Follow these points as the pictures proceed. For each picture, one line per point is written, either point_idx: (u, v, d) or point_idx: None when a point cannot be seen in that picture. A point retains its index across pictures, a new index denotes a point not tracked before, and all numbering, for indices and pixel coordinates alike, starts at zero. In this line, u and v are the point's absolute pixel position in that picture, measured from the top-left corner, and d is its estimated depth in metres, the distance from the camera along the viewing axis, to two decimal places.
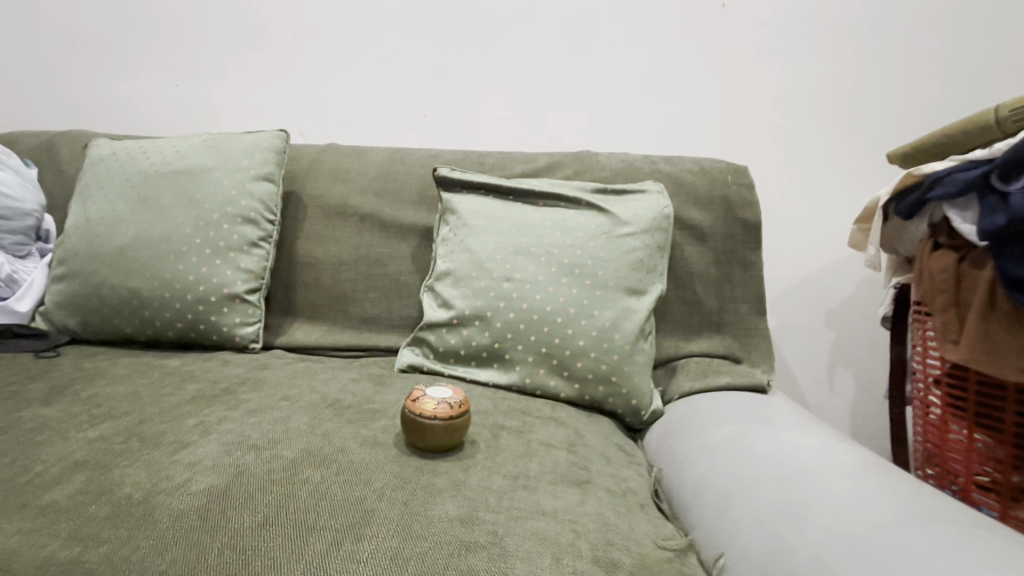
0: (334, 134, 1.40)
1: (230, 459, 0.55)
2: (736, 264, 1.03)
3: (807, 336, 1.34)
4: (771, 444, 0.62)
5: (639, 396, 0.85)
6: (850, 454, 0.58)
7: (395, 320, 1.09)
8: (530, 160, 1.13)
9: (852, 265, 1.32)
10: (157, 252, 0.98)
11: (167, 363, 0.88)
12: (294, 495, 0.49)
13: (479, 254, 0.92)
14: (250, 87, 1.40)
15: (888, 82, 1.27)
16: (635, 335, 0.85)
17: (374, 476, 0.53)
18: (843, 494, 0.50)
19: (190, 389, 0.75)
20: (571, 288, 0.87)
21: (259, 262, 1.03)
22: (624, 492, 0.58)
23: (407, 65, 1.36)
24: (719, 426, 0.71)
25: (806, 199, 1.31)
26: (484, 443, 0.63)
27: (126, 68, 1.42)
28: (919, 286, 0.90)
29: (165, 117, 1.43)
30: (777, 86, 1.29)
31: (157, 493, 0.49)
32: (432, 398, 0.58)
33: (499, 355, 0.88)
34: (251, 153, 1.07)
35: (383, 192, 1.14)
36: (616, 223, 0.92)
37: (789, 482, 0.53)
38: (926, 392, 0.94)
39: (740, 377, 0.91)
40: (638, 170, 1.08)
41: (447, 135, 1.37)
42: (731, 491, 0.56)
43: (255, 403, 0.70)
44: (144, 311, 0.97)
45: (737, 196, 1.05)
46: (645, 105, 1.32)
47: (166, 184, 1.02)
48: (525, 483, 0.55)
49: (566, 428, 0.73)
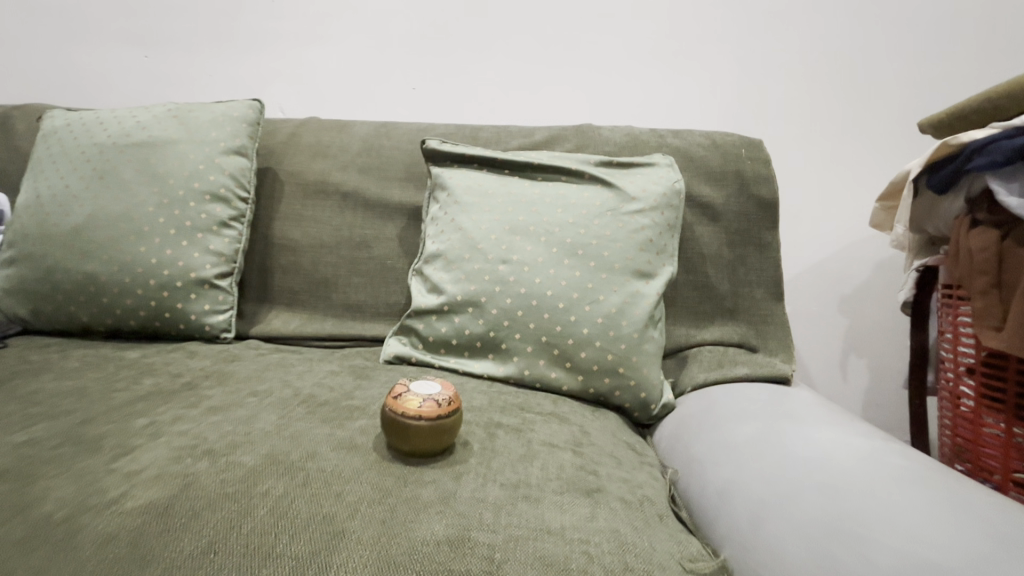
0: (315, 108, 1.29)
1: (178, 467, 0.46)
2: (751, 245, 0.95)
3: (820, 322, 1.27)
4: (807, 445, 0.54)
5: (648, 389, 0.77)
6: (901, 457, 0.51)
7: (381, 307, 1.00)
8: (528, 134, 1.04)
9: (869, 248, 1.24)
10: (116, 232, 0.88)
11: (125, 355, 0.79)
12: (250, 514, 0.41)
13: (472, 233, 0.84)
14: (224, 59, 1.29)
15: (910, 52, 1.18)
16: (644, 322, 0.77)
17: (348, 488, 0.44)
18: (904, 506, 0.43)
19: (145, 384, 0.66)
20: (574, 271, 0.79)
21: (231, 244, 0.95)
22: (640, 501, 0.51)
23: (394, 33, 1.25)
24: (742, 423, 0.63)
25: (821, 178, 1.23)
26: (478, 445, 0.55)
27: (91, 36, 1.30)
28: (954, 267, 0.83)
29: (134, 90, 1.32)
30: (792, 56, 1.20)
31: (85, 512, 0.41)
32: (418, 394, 0.50)
33: (495, 345, 0.79)
34: (220, 124, 0.97)
35: (367, 168, 1.05)
36: (623, 199, 0.84)
37: (836, 492, 0.46)
38: (957, 382, 0.88)
39: (760, 368, 0.83)
40: (643, 143, 1.00)
41: (438, 110, 1.27)
42: (765, 500, 0.49)
43: (217, 399, 0.61)
44: (102, 298, 0.88)
45: (752, 172, 0.96)
46: (651, 78, 1.23)
47: (125, 157, 0.92)
48: (526, 494, 0.47)
49: (570, 425, 0.65)
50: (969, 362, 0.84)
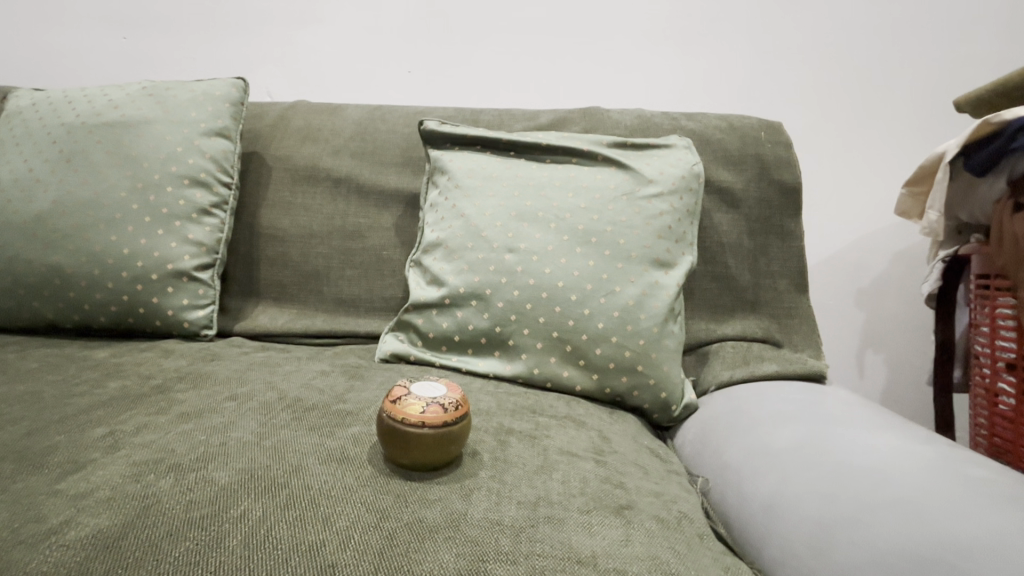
0: (304, 91, 1.22)
1: (135, 487, 0.39)
2: (772, 233, 0.88)
3: (838, 316, 1.21)
4: (865, 456, 0.48)
5: (669, 388, 0.70)
6: (977, 470, 0.45)
7: (376, 301, 0.93)
8: (533, 117, 0.98)
9: (890, 238, 1.18)
10: (84, 220, 0.80)
11: (91, 355, 0.72)
12: (219, 545, 0.34)
13: (475, 220, 0.77)
14: (208, 41, 1.21)
15: (934, 32, 1.12)
16: (664, 315, 0.71)
17: (338, 510, 0.38)
18: (1005, 535, 0.36)
19: (110, 388, 0.59)
20: (588, 260, 0.72)
21: (212, 233, 0.87)
22: (677, 519, 0.44)
23: (389, 13, 1.18)
24: (782, 426, 0.57)
25: (839, 166, 1.17)
26: (489, 455, 0.48)
27: (63, 16, 1.21)
28: (994, 255, 0.77)
29: (111, 73, 1.23)
30: (809, 38, 1.14)
31: (15, 545, 0.33)
32: (421, 397, 0.43)
33: (501, 342, 0.73)
34: (200, 103, 0.89)
35: (361, 153, 0.97)
36: (639, 182, 0.77)
37: (918, 513, 0.40)
38: (993, 379, 0.82)
39: (789, 365, 0.77)
40: (656, 126, 0.93)
41: (435, 95, 1.20)
42: (826, 521, 0.43)
43: (190, 404, 0.54)
44: (70, 293, 0.81)
45: (773, 155, 0.90)
46: (661, 61, 1.16)
47: (95, 138, 0.84)
48: (547, 514, 0.40)
49: (588, 429, 0.58)
50: (1009, 358, 0.79)
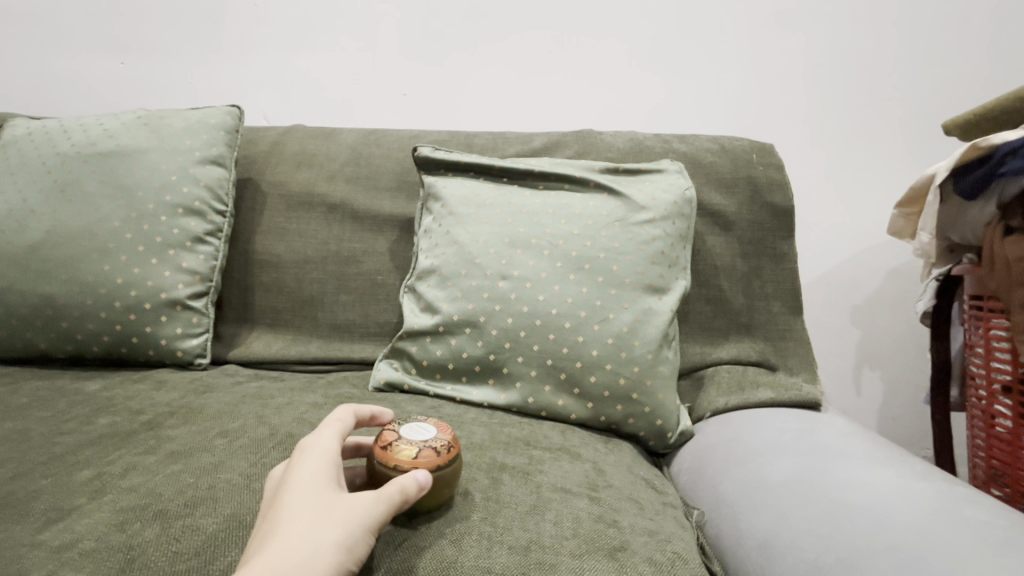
0: (301, 116, 1.23)
1: (119, 537, 0.39)
2: (765, 255, 0.88)
3: (834, 333, 1.21)
4: (858, 492, 0.48)
5: (664, 415, 0.70)
6: (973, 510, 0.45)
7: (370, 326, 0.93)
8: (526, 141, 0.98)
9: (884, 256, 1.18)
10: (78, 250, 0.81)
11: (82, 388, 0.71)
12: None
13: (469, 247, 0.77)
14: (207, 65, 1.22)
15: (922, 53, 1.14)
16: (658, 341, 0.70)
17: None
18: None
19: (99, 425, 0.58)
20: (580, 287, 0.72)
21: (206, 261, 0.87)
22: (670, 561, 0.44)
23: (384, 38, 1.19)
24: (777, 458, 0.57)
25: (833, 184, 1.17)
26: (481, 495, 0.47)
27: (65, 43, 1.22)
28: (987, 277, 0.77)
29: (108, 98, 1.24)
30: (799, 59, 1.15)
31: None
32: (412, 442, 0.43)
33: (496, 370, 0.73)
34: (195, 132, 0.89)
35: (356, 177, 0.98)
36: (631, 208, 0.78)
37: (914, 557, 0.40)
38: (990, 401, 0.82)
39: (784, 392, 0.77)
40: (649, 149, 0.94)
41: (428, 116, 1.21)
42: (820, 564, 0.43)
43: (179, 442, 0.54)
44: (62, 322, 0.80)
45: (764, 177, 0.90)
46: (653, 83, 1.17)
47: (89, 168, 0.84)
48: (538, 560, 0.40)
49: (583, 462, 0.58)
50: (1005, 380, 0.79)
